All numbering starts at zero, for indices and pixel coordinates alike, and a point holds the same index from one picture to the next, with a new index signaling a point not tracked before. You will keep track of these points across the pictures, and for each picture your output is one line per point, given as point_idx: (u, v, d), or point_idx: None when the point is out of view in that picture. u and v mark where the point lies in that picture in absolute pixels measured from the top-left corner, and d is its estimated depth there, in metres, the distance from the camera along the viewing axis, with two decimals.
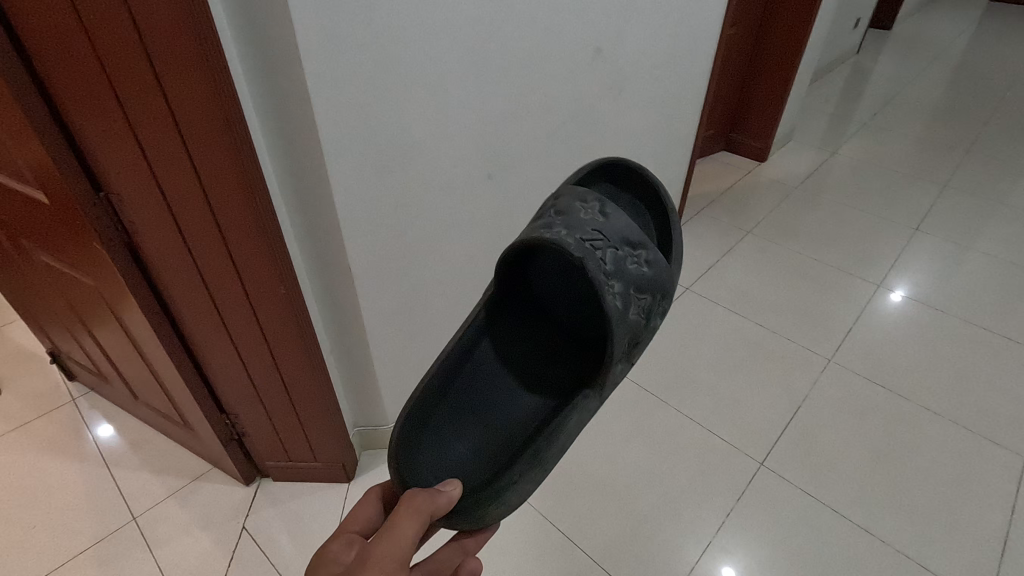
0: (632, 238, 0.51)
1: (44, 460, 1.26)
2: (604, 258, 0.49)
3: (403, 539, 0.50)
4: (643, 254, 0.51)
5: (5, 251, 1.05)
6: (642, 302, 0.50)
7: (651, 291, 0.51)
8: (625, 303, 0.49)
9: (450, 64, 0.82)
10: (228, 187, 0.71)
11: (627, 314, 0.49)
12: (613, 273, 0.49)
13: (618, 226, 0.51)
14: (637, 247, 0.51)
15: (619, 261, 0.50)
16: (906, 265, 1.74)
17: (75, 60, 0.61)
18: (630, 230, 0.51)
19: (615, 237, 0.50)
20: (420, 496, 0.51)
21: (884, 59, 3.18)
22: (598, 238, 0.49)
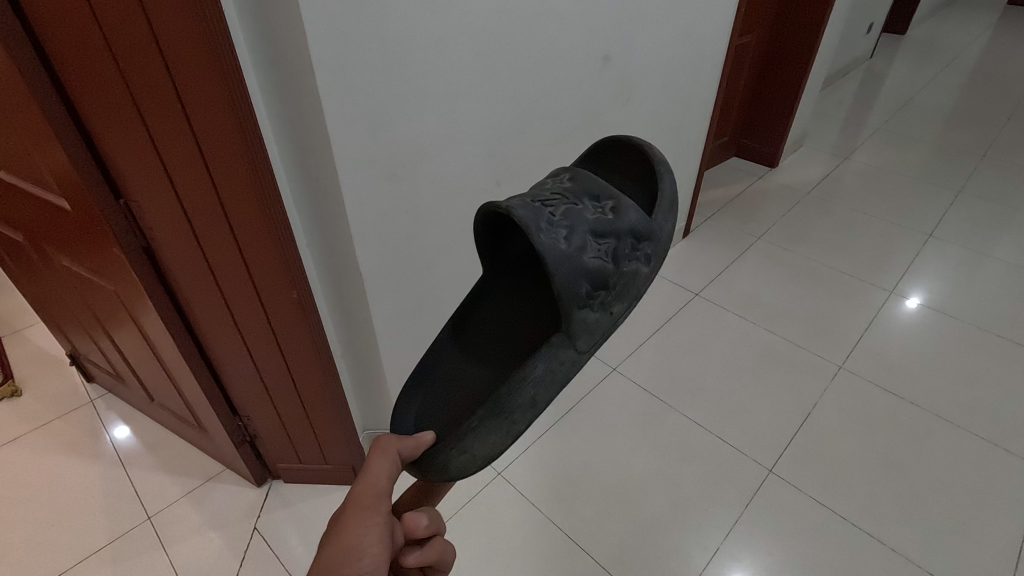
0: (595, 191, 0.46)
1: (62, 460, 1.28)
2: (551, 212, 0.43)
3: (374, 478, 0.49)
4: (607, 205, 0.46)
5: (28, 257, 1.08)
6: (604, 247, 0.44)
7: (613, 236, 0.44)
8: (575, 246, 0.42)
9: (460, 73, 0.84)
10: (242, 195, 0.73)
11: (576, 257, 0.41)
12: (561, 222, 0.42)
13: (581, 184, 0.47)
14: (598, 200, 0.46)
15: (571, 213, 0.43)
16: (920, 271, 1.73)
17: (99, 73, 0.64)
18: (595, 184, 0.47)
19: (571, 195, 0.46)
20: (382, 437, 0.49)
21: (898, 64, 3.16)
22: (553, 198, 0.45)
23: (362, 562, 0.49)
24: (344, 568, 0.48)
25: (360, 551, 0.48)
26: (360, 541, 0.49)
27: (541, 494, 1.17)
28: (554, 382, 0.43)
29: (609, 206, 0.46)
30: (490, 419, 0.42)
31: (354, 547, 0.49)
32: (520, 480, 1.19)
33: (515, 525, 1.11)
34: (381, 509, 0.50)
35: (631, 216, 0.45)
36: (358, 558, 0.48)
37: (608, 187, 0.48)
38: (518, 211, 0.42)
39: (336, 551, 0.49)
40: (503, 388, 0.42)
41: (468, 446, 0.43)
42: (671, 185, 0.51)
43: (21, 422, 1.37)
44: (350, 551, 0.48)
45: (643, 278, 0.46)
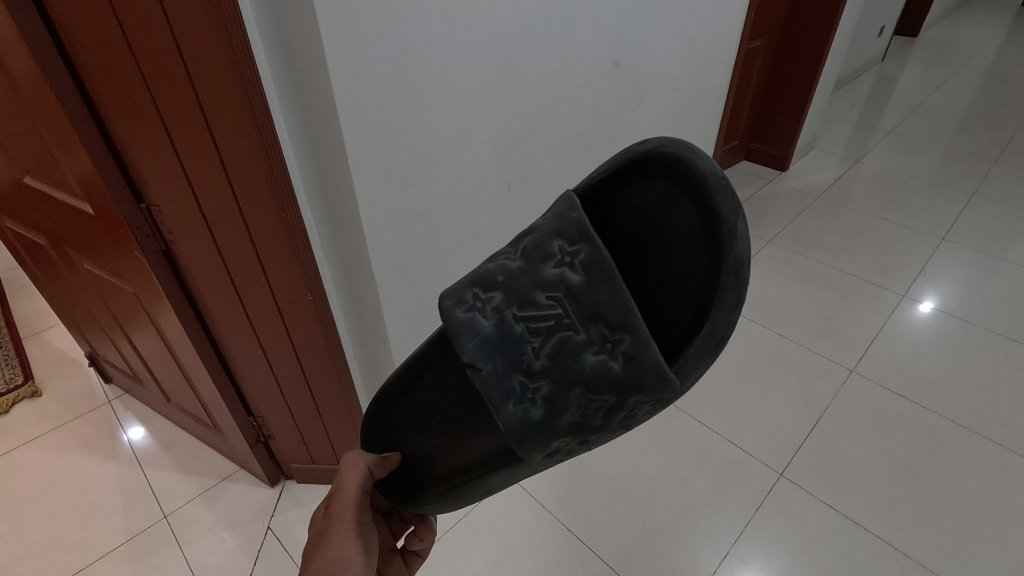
0: (608, 318, 0.32)
1: (81, 459, 1.31)
2: (534, 354, 0.33)
3: (349, 488, 0.52)
4: (621, 345, 0.32)
5: (51, 259, 1.11)
6: (594, 405, 0.33)
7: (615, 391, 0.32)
8: (551, 411, 0.33)
9: (472, 80, 0.85)
10: (260, 200, 0.74)
11: (551, 424, 0.33)
12: (541, 372, 0.33)
13: (592, 295, 0.32)
14: (609, 337, 0.32)
15: (561, 354, 0.33)
16: (932, 275, 1.72)
17: (124, 82, 0.66)
18: (609, 304, 0.32)
19: (574, 316, 0.33)
20: (353, 452, 0.54)
21: (911, 66, 3.14)
22: (543, 317, 0.33)
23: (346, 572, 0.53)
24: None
25: (344, 561, 0.53)
26: (343, 552, 0.53)
27: (551, 496, 1.17)
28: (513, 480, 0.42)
29: (618, 345, 0.32)
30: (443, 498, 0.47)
31: (337, 557, 0.53)
32: (530, 483, 1.20)
33: (525, 526, 1.12)
34: (360, 522, 0.54)
35: (642, 374, 0.31)
36: (344, 567, 0.53)
37: (630, 309, 0.32)
38: (483, 376, 0.33)
39: (320, 563, 0.53)
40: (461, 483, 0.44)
41: (431, 505, 0.49)
42: (725, 317, 0.31)
43: (41, 422, 1.40)
44: (334, 562, 0.53)
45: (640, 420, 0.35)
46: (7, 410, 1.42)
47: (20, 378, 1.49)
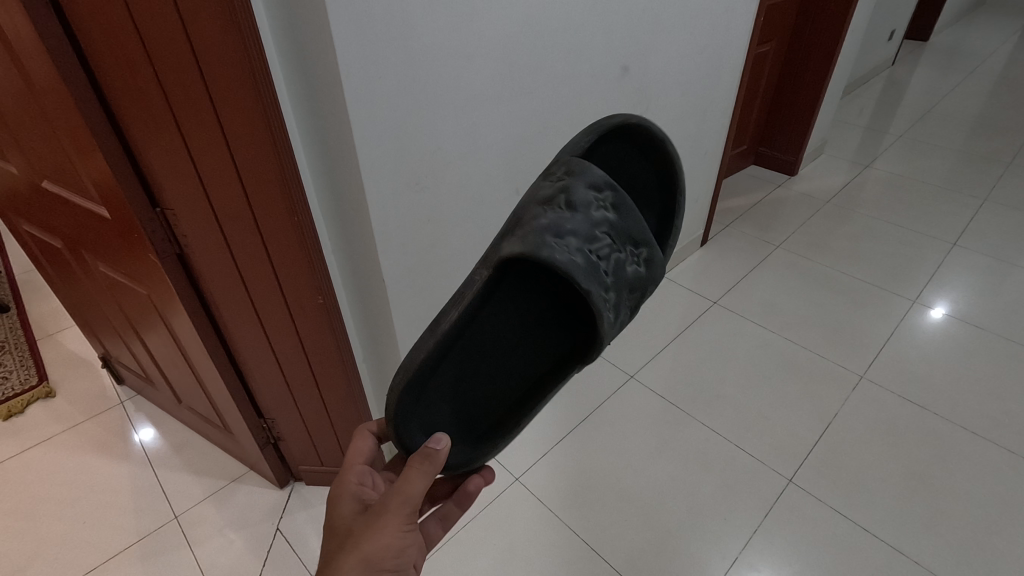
0: (635, 237, 0.52)
1: (93, 459, 1.32)
2: (605, 270, 0.50)
3: (416, 493, 0.55)
4: (643, 253, 0.53)
5: (65, 261, 1.12)
6: (632, 304, 0.53)
7: (643, 292, 0.53)
8: (618, 312, 0.51)
9: (481, 85, 0.86)
10: (272, 204, 0.75)
11: (618, 324, 0.51)
12: (611, 285, 0.50)
13: (624, 223, 0.52)
14: (638, 248, 0.52)
15: (621, 266, 0.51)
16: (943, 281, 1.71)
17: (141, 88, 0.67)
18: (636, 228, 0.52)
19: (621, 237, 0.51)
20: (420, 459, 0.54)
21: (922, 71, 3.13)
22: (604, 247, 0.50)
23: (396, 558, 0.55)
24: (382, 564, 0.54)
25: (395, 548, 0.55)
26: (395, 541, 0.55)
27: (558, 501, 1.17)
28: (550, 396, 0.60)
29: (643, 254, 0.53)
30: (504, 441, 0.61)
31: (390, 544, 0.55)
32: (537, 486, 1.20)
33: (532, 530, 1.12)
34: (411, 518, 0.57)
35: (659, 270, 0.54)
36: (395, 556, 0.55)
37: (648, 233, 0.53)
38: (583, 286, 0.48)
39: (373, 549, 0.54)
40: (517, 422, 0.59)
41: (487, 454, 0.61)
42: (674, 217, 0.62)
43: (55, 423, 1.42)
44: (387, 548, 0.54)
45: None
46: (21, 410, 1.44)
47: (35, 379, 1.51)
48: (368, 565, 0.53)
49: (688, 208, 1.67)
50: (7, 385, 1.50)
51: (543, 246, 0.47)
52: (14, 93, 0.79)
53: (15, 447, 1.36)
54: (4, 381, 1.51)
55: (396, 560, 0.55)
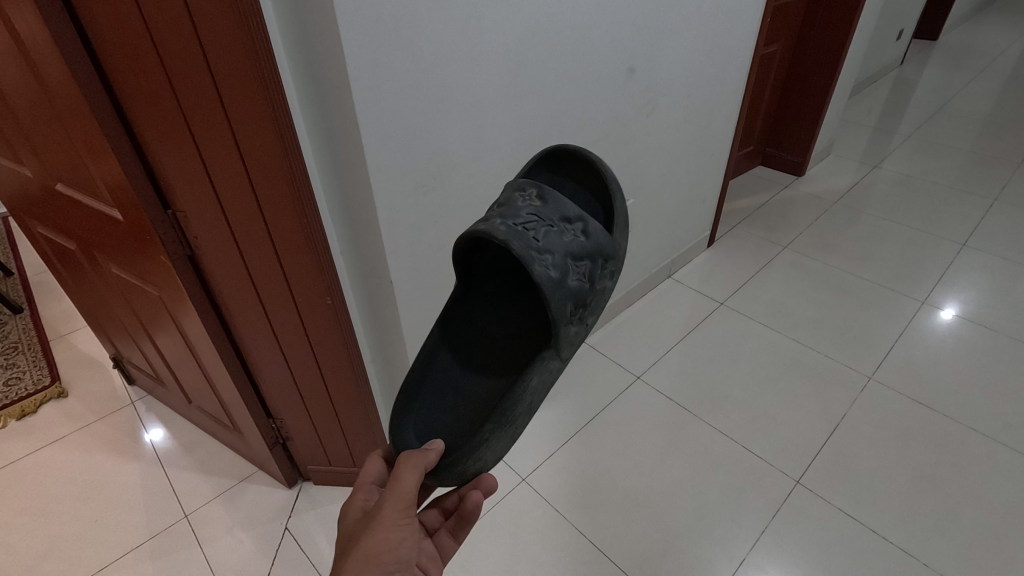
0: (567, 214, 0.57)
1: (104, 459, 1.34)
2: (537, 236, 0.54)
3: (408, 490, 0.55)
4: (579, 226, 0.57)
5: (78, 263, 1.14)
6: (581, 269, 0.55)
7: (588, 258, 0.56)
8: (563, 271, 0.54)
9: (488, 87, 0.86)
10: (282, 206, 0.76)
11: (564, 280, 0.53)
12: (545, 248, 0.54)
13: (552, 207, 0.57)
14: (572, 222, 0.57)
15: (554, 235, 0.55)
16: (953, 281, 1.70)
17: (153, 90, 0.68)
18: (566, 207, 0.58)
19: (551, 216, 0.57)
20: (410, 455, 0.56)
21: (931, 70, 3.11)
22: (532, 221, 0.55)
23: (395, 552, 0.56)
24: (381, 558, 0.54)
25: (393, 544, 0.55)
26: (393, 536, 0.55)
27: (565, 501, 1.17)
28: (544, 387, 0.58)
29: (579, 227, 0.57)
30: (498, 429, 0.55)
31: (388, 538, 0.55)
32: (543, 487, 1.20)
33: (539, 531, 1.13)
34: (409, 512, 0.57)
35: (599, 240, 0.57)
36: (393, 549, 0.55)
37: (580, 211, 0.58)
38: (510, 245, 0.52)
39: (372, 545, 0.54)
40: (506, 402, 0.55)
41: (482, 452, 0.55)
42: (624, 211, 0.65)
43: (67, 422, 1.43)
44: (385, 543, 0.55)
45: (609, 290, 0.60)
46: (35, 410, 1.46)
47: (48, 379, 1.53)
48: (367, 561, 0.54)
49: (695, 208, 1.67)
50: (21, 385, 1.52)
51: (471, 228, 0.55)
52: (30, 98, 0.80)
53: (27, 446, 1.38)
54: (17, 381, 1.53)
55: (396, 553, 0.56)
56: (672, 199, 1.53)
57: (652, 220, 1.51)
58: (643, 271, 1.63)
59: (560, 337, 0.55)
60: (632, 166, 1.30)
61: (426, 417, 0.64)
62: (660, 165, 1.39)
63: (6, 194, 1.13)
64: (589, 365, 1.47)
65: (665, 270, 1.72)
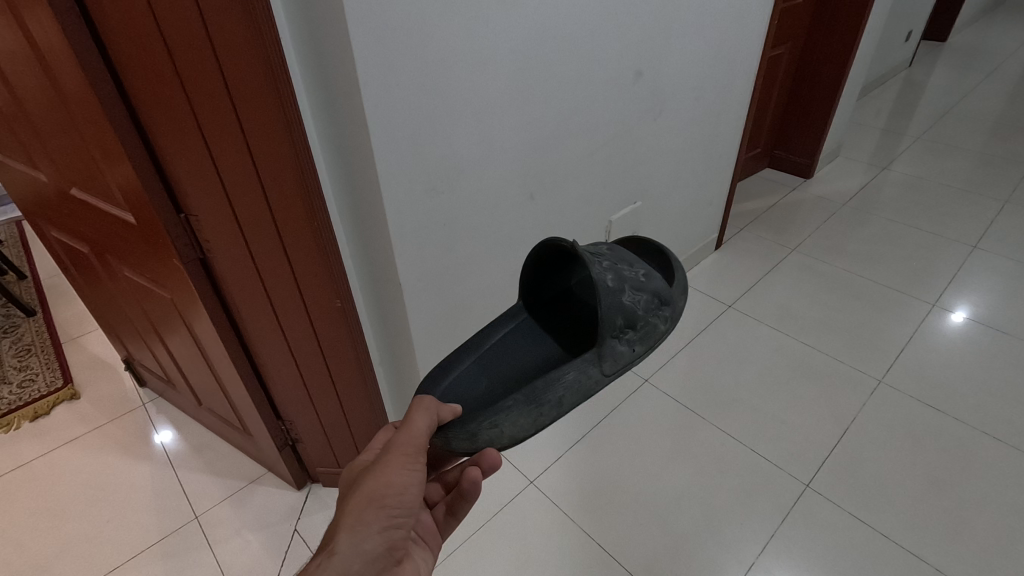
0: (631, 262, 0.66)
1: (116, 460, 1.35)
2: (603, 261, 0.62)
3: (417, 432, 0.55)
4: (642, 271, 0.65)
5: (91, 267, 1.15)
6: (636, 298, 0.62)
7: (644, 293, 0.63)
8: (618, 287, 0.61)
9: (496, 92, 0.87)
10: (293, 208, 0.77)
11: (617, 292, 0.60)
12: (608, 268, 0.62)
13: (620, 254, 0.67)
14: (636, 266, 0.65)
15: (617, 267, 0.63)
16: (964, 284, 1.68)
17: (167, 95, 0.69)
18: (631, 257, 0.67)
19: (619, 258, 0.65)
20: (425, 401, 0.57)
21: (940, 71, 3.09)
22: (603, 254, 0.64)
23: (400, 497, 0.54)
24: (385, 500, 0.53)
25: (398, 487, 0.54)
26: (398, 479, 0.54)
27: (574, 504, 1.17)
28: (578, 387, 0.60)
29: (642, 271, 0.65)
30: (524, 402, 0.58)
31: (394, 480, 0.53)
32: (551, 489, 1.20)
33: (546, 534, 1.12)
34: (419, 458, 0.55)
35: (656, 283, 0.64)
36: (399, 495, 0.54)
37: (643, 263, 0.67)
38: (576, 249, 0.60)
39: (376, 485, 0.53)
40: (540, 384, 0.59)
41: (500, 421, 0.57)
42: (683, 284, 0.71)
43: (79, 424, 1.45)
44: (391, 485, 0.53)
45: (660, 331, 0.64)
46: (47, 412, 1.48)
47: (60, 381, 1.55)
48: (370, 500, 0.52)
49: (702, 211, 1.67)
50: (33, 387, 1.54)
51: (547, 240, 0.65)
52: (45, 103, 0.81)
53: (40, 448, 1.39)
54: (29, 382, 1.55)
55: (400, 497, 0.54)
56: (679, 201, 1.53)
57: (660, 223, 1.51)
58: None
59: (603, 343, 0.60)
60: (640, 168, 1.30)
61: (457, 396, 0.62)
62: (667, 167, 1.39)
63: (19, 198, 1.14)
64: None
65: None
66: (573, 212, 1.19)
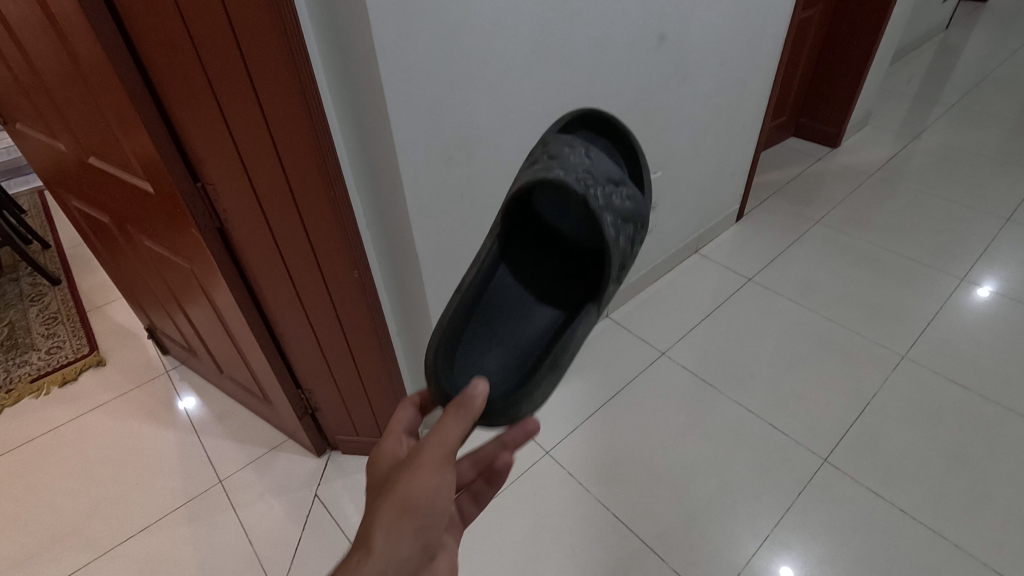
0: (612, 179, 0.61)
1: (142, 425, 1.39)
2: (599, 194, 0.58)
3: (450, 436, 0.51)
4: (625, 192, 0.61)
5: (111, 234, 1.16)
6: (627, 231, 0.60)
7: (633, 221, 0.60)
8: (618, 230, 0.58)
9: (515, 57, 0.84)
10: (310, 179, 0.76)
11: (620, 240, 0.58)
12: (605, 206, 0.58)
13: (602, 169, 0.60)
14: (619, 186, 0.60)
15: (609, 196, 0.59)
16: (995, 257, 1.63)
17: (182, 63, 0.68)
18: (610, 173, 0.61)
19: (602, 178, 0.60)
20: (456, 401, 0.52)
21: (978, 35, 2.95)
22: (589, 177, 0.58)
23: (430, 505, 0.50)
24: (415, 510, 0.50)
25: (430, 494, 0.50)
26: (430, 485, 0.50)
27: (589, 474, 1.18)
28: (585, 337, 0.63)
29: (625, 190, 0.61)
30: (550, 373, 0.59)
31: (424, 489, 0.50)
32: (567, 460, 1.21)
33: (562, 504, 1.14)
34: (449, 463, 0.52)
35: (640, 205, 0.62)
36: (429, 504, 0.50)
37: (621, 175, 0.62)
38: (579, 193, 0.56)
39: (406, 493, 0.50)
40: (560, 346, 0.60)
41: (536, 393, 0.59)
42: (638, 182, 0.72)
43: (105, 390, 1.49)
44: (420, 494, 0.50)
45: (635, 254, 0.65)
46: (75, 377, 1.52)
47: (86, 348, 1.59)
48: (401, 510, 0.49)
49: (724, 181, 1.63)
50: (61, 354, 1.58)
51: (539, 174, 0.57)
52: (62, 72, 0.81)
53: (70, 412, 1.44)
54: (57, 349, 1.59)
55: (432, 506, 0.50)
56: (701, 172, 1.49)
57: (681, 193, 1.47)
58: (669, 247, 1.60)
59: (607, 292, 0.61)
60: (661, 137, 1.26)
61: (471, 360, 0.61)
62: (690, 136, 1.35)
63: (40, 167, 1.15)
64: (614, 340, 1.47)
65: (691, 244, 1.69)
66: None
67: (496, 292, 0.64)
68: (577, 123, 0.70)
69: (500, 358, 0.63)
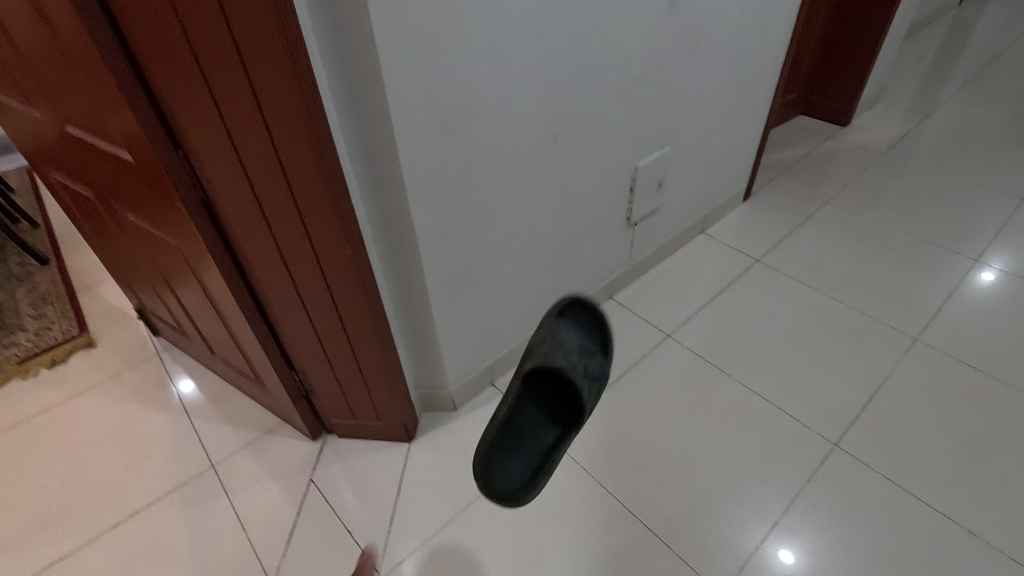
0: (589, 351, 0.99)
1: (133, 408, 1.36)
2: (580, 369, 0.95)
3: None
4: (597, 361, 0.99)
5: (94, 210, 1.11)
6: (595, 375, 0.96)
7: (600, 380, 0.97)
8: (588, 387, 0.94)
9: (518, 18, 0.79)
10: (300, 148, 0.71)
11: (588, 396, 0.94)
12: (581, 374, 0.94)
13: (583, 353, 0.98)
14: (593, 359, 0.98)
15: (586, 368, 0.96)
16: (1010, 238, 1.59)
17: (158, 21, 0.63)
18: (588, 348, 0.99)
19: (581, 351, 0.98)
20: None
21: (993, 10, 2.87)
22: (574, 356, 0.96)
23: None
24: None
25: None
26: None
27: (592, 459, 1.15)
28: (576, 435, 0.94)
29: (596, 356, 0.99)
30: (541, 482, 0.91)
31: None
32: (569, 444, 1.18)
33: (565, 490, 1.11)
34: None
35: (604, 366, 0.99)
36: None
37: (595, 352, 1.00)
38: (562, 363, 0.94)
39: None
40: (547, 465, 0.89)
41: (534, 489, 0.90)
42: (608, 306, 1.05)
43: (96, 371, 1.45)
44: None
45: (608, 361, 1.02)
46: (64, 359, 1.48)
47: (76, 329, 1.54)
48: None
49: (733, 159, 1.57)
50: (50, 334, 1.54)
51: (542, 358, 0.95)
52: (31, 30, 0.75)
53: (59, 394, 1.40)
54: (46, 330, 1.55)
55: None
56: (709, 149, 1.44)
57: (688, 171, 1.42)
58: (676, 226, 1.55)
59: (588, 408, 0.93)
60: (670, 110, 1.21)
61: (501, 462, 0.93)
62: (699, 110, 1.30)
63: (19, 139, 1.10)
64: (618, 322, 1.43)
65: (698, 224, 1.64)
66: (598, 156, 1.11)
67: (520, 408, 0.97)
68: (566, 309, 1.04)
69: (517, 469, 0.93)
